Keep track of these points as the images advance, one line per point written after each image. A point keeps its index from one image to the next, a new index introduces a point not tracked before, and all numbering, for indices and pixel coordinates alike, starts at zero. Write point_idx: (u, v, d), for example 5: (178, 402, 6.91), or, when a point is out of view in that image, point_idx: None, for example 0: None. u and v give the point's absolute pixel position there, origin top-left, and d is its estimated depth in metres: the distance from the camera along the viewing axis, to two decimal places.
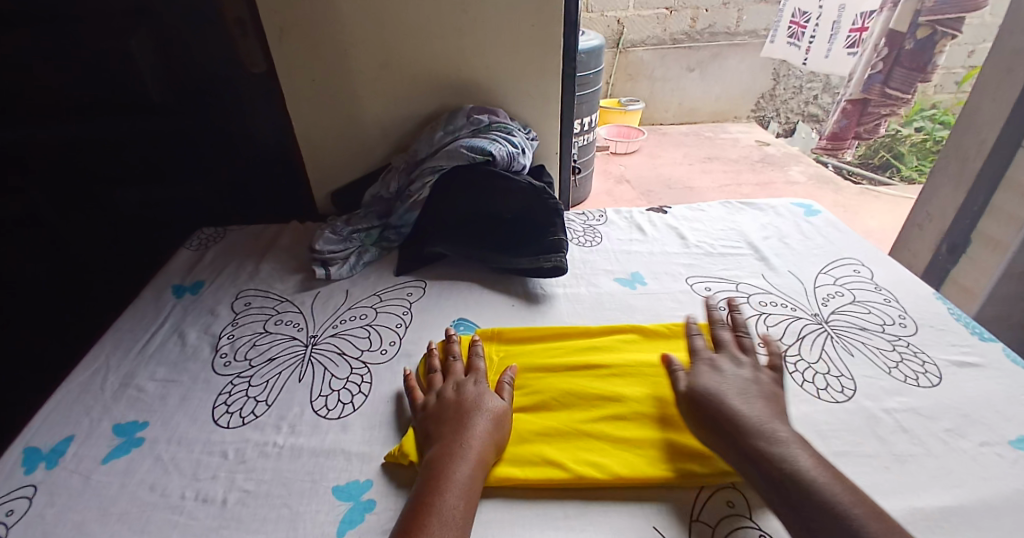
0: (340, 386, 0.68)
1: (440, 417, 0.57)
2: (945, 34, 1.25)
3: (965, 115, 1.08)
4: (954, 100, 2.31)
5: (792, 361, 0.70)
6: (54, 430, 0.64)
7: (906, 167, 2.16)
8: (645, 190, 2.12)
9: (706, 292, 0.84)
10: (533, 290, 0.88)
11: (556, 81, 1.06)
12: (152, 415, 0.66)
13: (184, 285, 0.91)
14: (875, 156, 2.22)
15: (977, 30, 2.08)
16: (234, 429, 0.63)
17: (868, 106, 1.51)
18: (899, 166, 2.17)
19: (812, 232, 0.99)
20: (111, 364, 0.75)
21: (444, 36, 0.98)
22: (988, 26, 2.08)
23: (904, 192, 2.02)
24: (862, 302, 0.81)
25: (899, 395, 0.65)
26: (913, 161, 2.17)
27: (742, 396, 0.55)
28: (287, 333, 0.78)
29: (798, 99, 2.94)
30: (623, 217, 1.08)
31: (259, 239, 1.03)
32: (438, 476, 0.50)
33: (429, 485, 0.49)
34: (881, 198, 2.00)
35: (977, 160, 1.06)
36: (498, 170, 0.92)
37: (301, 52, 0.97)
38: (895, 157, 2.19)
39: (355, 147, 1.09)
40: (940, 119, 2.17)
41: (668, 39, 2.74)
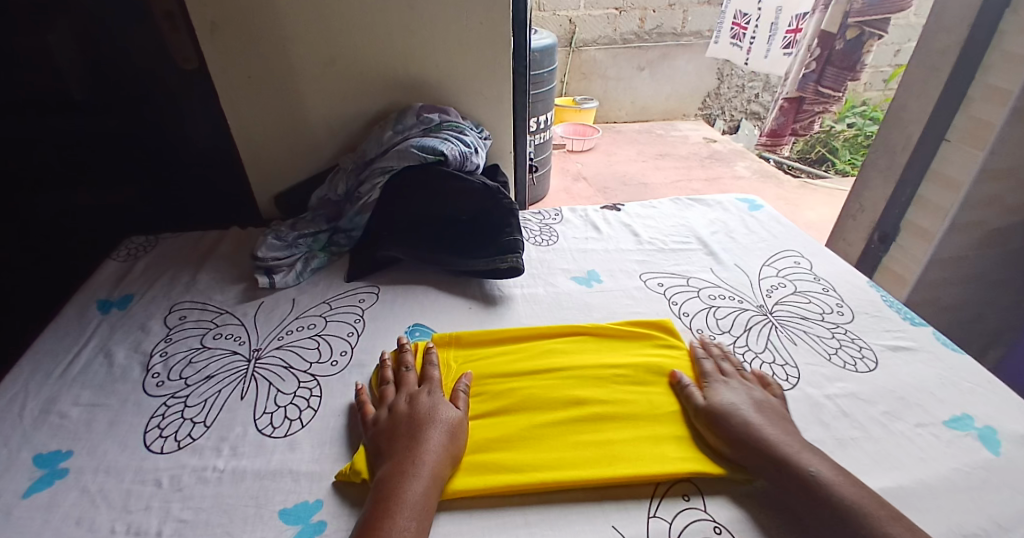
0: (288, 402, 0.65)
1: (393, 432, 0.55)
2: (872, 34, 1.39)
3: (892, 113, 1.16)
4: (881, 98, 2.49)
5: (740, 352, 0.72)
6: None
7: (841, 160, 2.30)
8: (601, 187, 2.15)
9: (660, 287, 0.86)
10: (490, 293, 0.86)
11: (507, 80, 1.04)
12: (75, 444, 0.60)
13: (111, 299, 0.83)
14: (812, 151, 2.34)
15: (903, 29, 2.28)
16: (170, 455, 0.59)
17: (804, 103, 1.59)
18: (834, 160, 2.30)
19: (757, 226, 1.03)
20: (26, 390, 0.67)
21: (390, 32, 0.95)
22: (912, 26, 2.28)
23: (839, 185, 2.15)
24: (802, 292, 0.85)
25: (840, 381, 0.68)
26: (846, 155, 2.29)
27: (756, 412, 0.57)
28: (228, 348, 0.73)
29: (741, 98, 3.07)
30: (578, 216, 1.09)
31: (196, 246, 0.97)
32: (391, 495, 0.48)
33: (381, 506, 0.47)
34: (819, 191, 2.12)
35: (903, 155, 1.14)
36: (450, 170, 0.90)
37: (237, 46, 0.91)
38: (830, 151, 2.32)
39: (300, 147, 1.04)
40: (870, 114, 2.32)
41: (618, 38, 2.79)
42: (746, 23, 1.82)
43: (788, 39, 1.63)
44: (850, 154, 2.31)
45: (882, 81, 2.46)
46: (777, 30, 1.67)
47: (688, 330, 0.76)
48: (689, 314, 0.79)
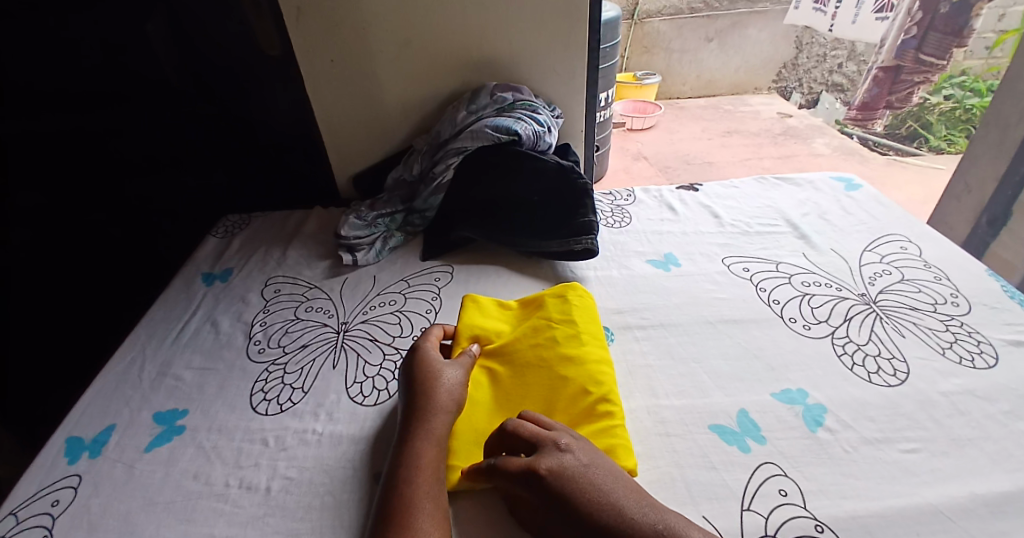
0: (375, 373, 0.68)
1: (408, 394, 0.56)
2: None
3: (1006, 82, 1.05)
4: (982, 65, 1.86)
5: (840, 343, 0.67)
6: (92, 420, 0.65)
7: (935, 136, 1.94)
8: (662, 166, 2.06)
9: (745, 272, 0.81)
10: (563, 274, 0.85)
11: (582, 55, 1.02)
12: (190, 404, 0.66)
13: (214, 272, 0.91)
14: (901, 126, 1.98)
15: None
16: (273, 416, 0.64)
17: (901, 73, 1.87)
18: (927, 137, 1.94)
19: (855, 207, 0.95)
20: (147, 352, 0.75)
21: (465, 11, 0.95)
22: None
23: (931, 164, 1.87)
24: (911, 281, 0.77)
25: (955, 377, 0.62)
26: (941, 131, 1.93)
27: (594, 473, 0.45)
28: (318, 320, 0.78)
29: (822, 69, 2.70)
30: (652, 197, 1.05)
31: (285, 225, 1.03)
32: (398, 482, 0.47)
33: (394, 491, 0.46)
34: (908, 170, 1.83)
35: (1020, 129, 1.03)
36: (525, 150, 0.90)
37: (321, 32, 0.95)
38: (922, 127, 1.94)
39: (375, 128, 1.07)
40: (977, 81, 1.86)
41: (684, 8, 2.65)
42: None
43: (881, 3, 1.66)
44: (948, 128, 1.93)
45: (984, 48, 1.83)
46: None
47: (780, 319, 0.72)
48: (780, 302, 0.75)
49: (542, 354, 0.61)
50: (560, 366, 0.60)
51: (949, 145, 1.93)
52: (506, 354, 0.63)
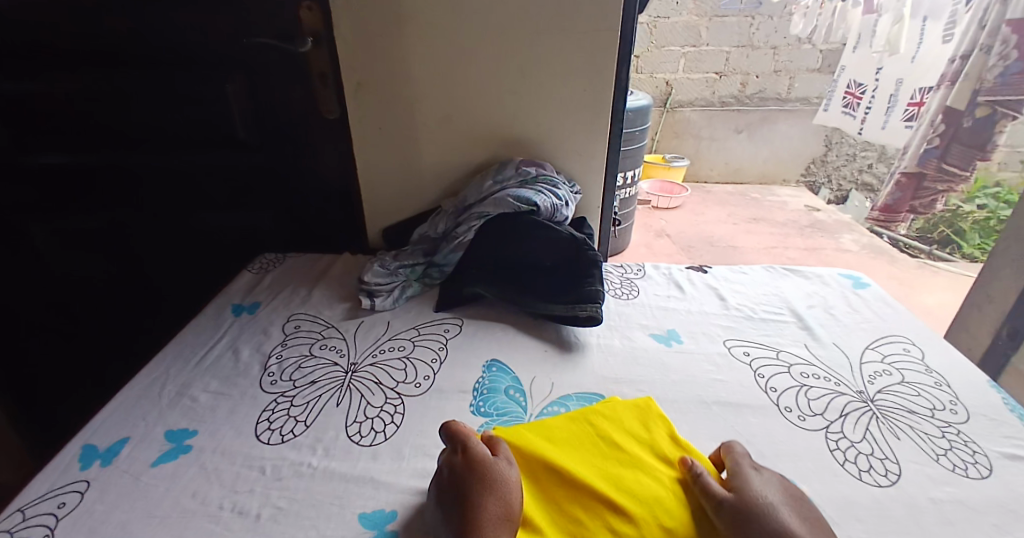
0: (375, 414, 0.71)
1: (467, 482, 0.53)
2: (1004, 115, 1.37)
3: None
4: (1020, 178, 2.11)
5: (834, 439, 0.67)
6: (109, 431, 0.69)
7: (968, 244, 2.13)
8: (685, 246, 2.12)
9: (745, 356, 0.83)
10: (567, 338, 0.88)
11: (604, 141, 1.11)
12: (201, 425, 0.70)
13: (243, 304, 0.98)
14: (934, 230, 2.20)
15: None
16: (275, 446, 0.67)
17: (925, 180, 1.63)
18: (960, 243, 2.14)
19: (860, 306, 0.97)
20: (171, 372, 0.80)
21: (500, 96, 1.07)
22: None
23: (964, 271, 1.97)
24: (910, 384, 0.77)
25: (947, 485, 0.61)
26: (975, 239, 2.13)
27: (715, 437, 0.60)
28: (329, 358, 0.83)
29: (852, 167, 2.86)
30: (662, 274, 1.09)
31: (314, 266, 1.11)
32: None
33: None
34: (938, 274, 1.94)
35: None
36: (541, 220, 0.97)
37: (374, 103, 1.08)
38: (956, 233, 2.16)
39: (408, 187, 1.18)
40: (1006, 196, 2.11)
41: (716, 101, 2.80)
42: (862, 93, 2.00)
43: (909, 112, 1.72)
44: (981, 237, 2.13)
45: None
46: (899, 101, 1.77)
47: (776, 408, 0.72)
48: (777, 390, 0.75)
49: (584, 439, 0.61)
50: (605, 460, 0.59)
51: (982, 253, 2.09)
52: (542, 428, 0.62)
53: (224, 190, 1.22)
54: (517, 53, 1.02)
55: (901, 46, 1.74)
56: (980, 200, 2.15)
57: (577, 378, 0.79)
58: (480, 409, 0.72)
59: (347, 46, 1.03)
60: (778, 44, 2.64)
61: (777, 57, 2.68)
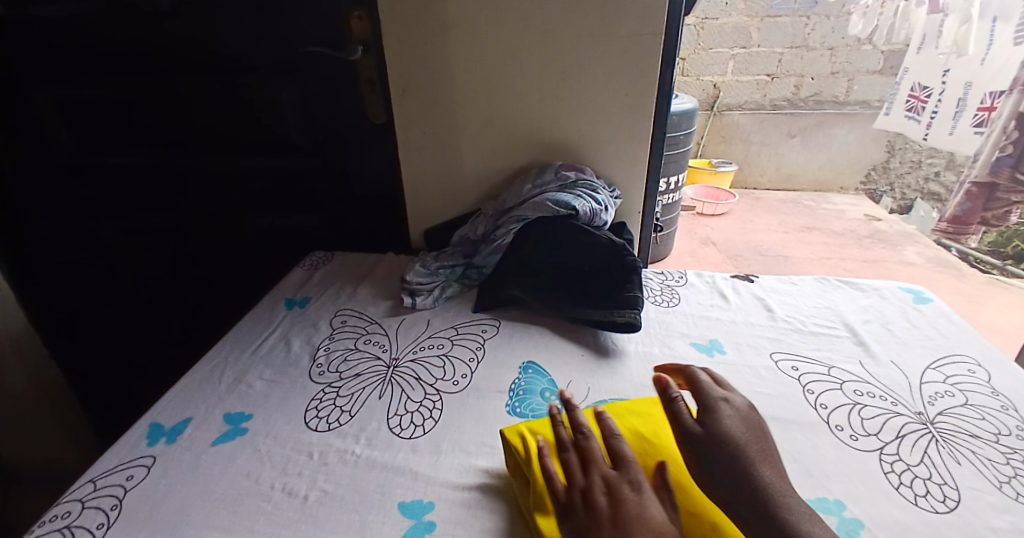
0: (414, 409, 0.74)
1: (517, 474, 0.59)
2: None
3: None
4: None
5: (887, 460, 0.64)
6: (174, 411, 0.75)
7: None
8: (731, 254, 2.05)
9: (793, 371, 0.80)
10: (604, 343, 0.88)
11: (645, 145, 1.10)
12: (255, 410, 0.75)
13: (295, 298, 1.04)
14: (1007, 245, 2.02)
15: None
16: (321, 433, 0.70)
17: (997, 191, 1.51)
18: None
19: (921, 322, 0.91)
20: (229, 359, 0.87)
21: (542, 101, 1.08)
22: None
23: None
24: (975, 407, 0.72)
25: (1012, 515, 0.57)
26: None
27: (751, 436, 0.56)
28: (373, 352, 0.86)
29: (915, 175, 2.66)
30: (705, 282, 1.07)
31: (362, 266, 1.16)
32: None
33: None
34: (1015, 292, 1.79)
35: None
36: (580, 224, 0.97)
37: (420, 108, 1.12)
38: None
39: (450, 191, 1.22)
40: None
41: (767, 104, 2.71)
42: (927, 97, 1.87)
43: (978, 117, 1.60)
44: None
45: None
46: (966, 106, 1.66)
47: (825, 426, 0.69)
48: (827, 407, 0.72)
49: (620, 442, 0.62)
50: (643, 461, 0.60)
51: None
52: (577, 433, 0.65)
53: (280, 191, 1.29)
54: (559, 59, 1.04)
55: (969, 46, 1.62)
56: None
57: (614, 384, 0.78)
58: (516, 410, 0.73)
59: (396, 53, 1.07)
60: (836, 45, 2.52)
61: (835, 59, 2.56)
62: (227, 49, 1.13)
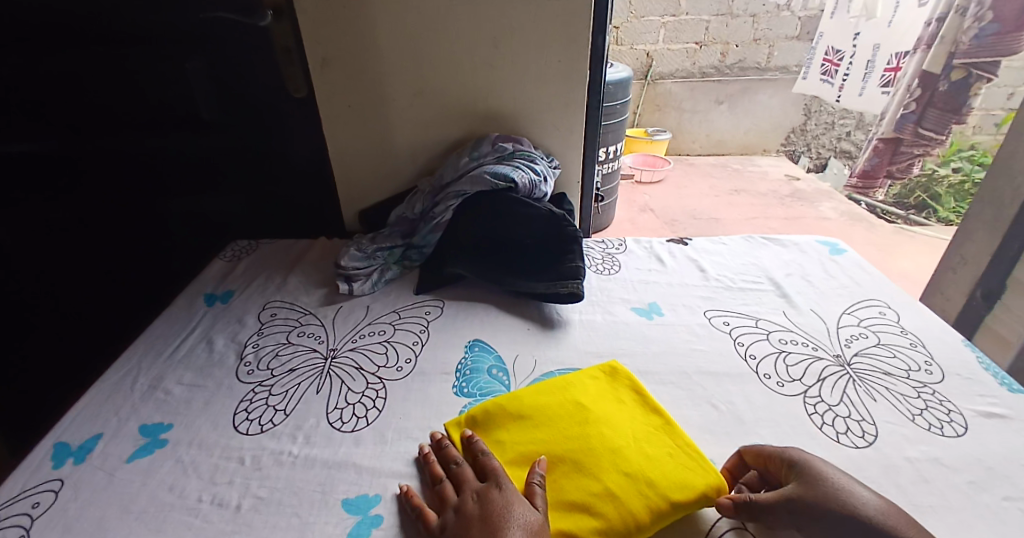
0: (356, 400, 0.70)
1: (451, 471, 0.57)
2: (980, 77, 1.39)
3: (1000, 161, 1.10)
4: (993, 141, 2.19)
5: (811, 403, 0.68)
6: (81, 427, 0.67)
7: (943, 207, 2.16)
8: (668, 220, 2.12)
9: (725, 326, 0.83)
10: (549, 316, 0.88)
11: (581, 113, 1.09)
12: (176, 418, 0.69)
13: (216, 293, 0.95)
14: (910, 196, 2.25)
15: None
16: (254, 436, 0.65)
17: (901, 145, 1.65)
18: (935, 208, 2.18)
19: (838, 272, 0.97)
20: (142, 365, 0.78)
21: (474, 69, 1.04)
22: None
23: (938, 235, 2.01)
24: (886, 346, 0.78)
25: (922, 444, 0.62)
26: (951, 203, 2.16)
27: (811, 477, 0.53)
28: (308, 345, 0.81)
29: (830, 135, 2.89)
30: (643, 247, 1.09)
31: (290, 253, 1.08)
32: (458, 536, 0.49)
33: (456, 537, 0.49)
34: (916, 239, 1.99)
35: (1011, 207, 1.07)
36: (519, 197, 0.95)
37: (342, 80, 1.04)
38: (931, 198, 2.20)
39: (383, 167, 1.15)
40: (980, 160, 2.16)
41: (697, 72, 2.77)
42: (839, 60, 1.98)
43: (886, 77, 1.72)
44: (955, 201, 2.16)
45: (995, 125, 2.16)
46: (875, 68, 1.77)
47: (754, 375, 0.73)
48: (756, 357, 0.76)
49: (567, 408, 0.65)
50: (587, 423, 0.62)
51: (956, 216, 2.12)
52: (524, 404, 0.66)
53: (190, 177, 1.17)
54: (489, 23, 0.99)
55: (878, 9, 1.71)
56: (954, 163, 2.20)
57: (560, 355, 0.78)
58: (464, 390, 0.72)
59: (311, 19, 0.98)
60: (758, 12, 2.61)
61: (756, 25, 2.65)
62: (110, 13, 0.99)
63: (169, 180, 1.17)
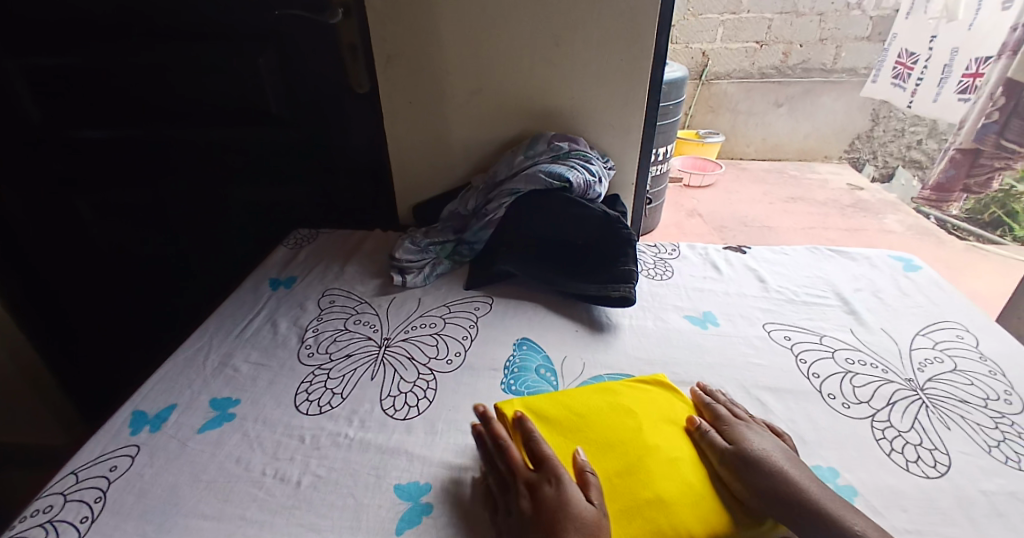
0: (408, 389, 0.72)
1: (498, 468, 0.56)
2: None
3: None
4: None
5: (879, 427, 0.64)
6: (158, 398, 0.73)
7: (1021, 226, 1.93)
8: (718, 225, 2.04)
9: (786, 340, 0.80)
10: (598, 318, 0.87)
11: (639, 113, 1.07)
12: (242, 395, 0.73)
13: (280, 278, 1.00)
14: (984, 211, 2.01)
15: None
16: (313, 416, 0.68)
17: (987, 155, 1.53)
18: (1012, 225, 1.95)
19: (911, 290, 0.91)
20: (213, 343, 0.83)
21: (534, 67, 1.04)
22: None
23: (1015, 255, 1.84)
24: (963, 373, 0.73)
25: (998, 477, 0.58)
26: None
27: (791, 463, 0.56)
28: (363, 333, 0.84)
29: (899, 142, 2.69)
30: (697, 253, 1.06)
31: (348, 242, 1.13)
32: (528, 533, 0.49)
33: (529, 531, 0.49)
34: (991, 258, 1.83)
35: None
36: (574, 197, 0.95)
37: (405, 76, 1.07)
38: (1008, 215, 1.96)
39: (438, 164, 1.17)
40: None
41: (755, 72, 2.66)
42: (913, 63, 1.84)
43: (965, 84, 1.58)
44: None
45: None
46: (952, 73, 1.63)
47: (817, 394, 0.69)
48: (820, 376, 0.73)
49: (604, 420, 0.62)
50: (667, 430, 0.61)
51: None
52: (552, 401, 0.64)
53: (256, 167, 1.23)
54: (551, 23, 0.99)
55: (959, 11, 1.60)
56: None
57: (610, 359, 0.78)
58: (511, 387, 0.72)
59: (378, 16, 1.00)
60: (826, 11, 2.47)
61: (824, 24, 2.51)
62: (195, 12, 1.05)
63: (238, 171, 1.24)
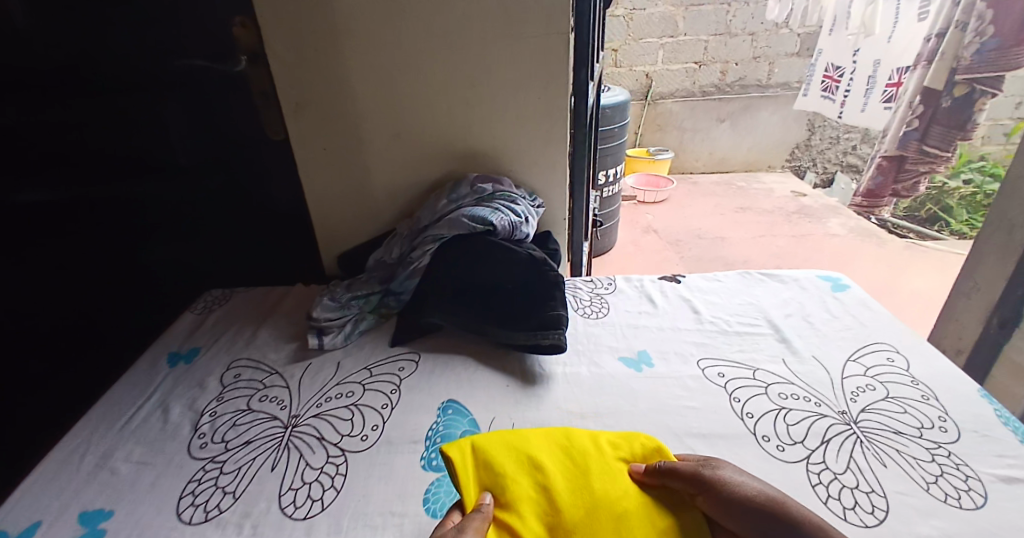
0: (313, 479, 0.64)
1: None
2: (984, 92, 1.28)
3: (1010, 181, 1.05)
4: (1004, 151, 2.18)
5: (815, 471, 0.61)
6: (21, 514, 0.62)
7: (956, 220, 2.15)
8: (672, 240, 2.06)
9: (720, 378, 0.77)
10: (530, 369, 0.82)
11: (563, 148, 1.04)
12: (117, 504, 0.63)
13: (180, 352, 0.90)
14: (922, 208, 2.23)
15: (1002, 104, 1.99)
16: (196, 526, 0.59)
17: (906, 163, 1.53)
18: (947, 220, 2.16)
19: (841, 311, 0.91)
20: (91, 441, 0.73)
21: (451, 108, 1.00)
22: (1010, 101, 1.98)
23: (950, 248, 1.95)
24: (896, 400, 0.71)
25: (935, 518, 0.55)
26: (963, 215, 2.14)
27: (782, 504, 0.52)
28: (269, 412, 0.75)
29: (836, 150, 2.83)
30: (634, 286, 1.03)
31: (266, 301, 1.04)
32: None
33: None
34: (929, 255, 1.91)
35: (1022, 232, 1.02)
36: (498, 240, 0.90)
37: (318, 125, 1.01)
38: (943, 210, 2.19)
39: (362, 211, 1.11)
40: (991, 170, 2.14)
41: (697, 90, 2.75)
42: (839, 76, 1.96)
43: (889, 93, 1.63)
44: (968, 213, 2.14)
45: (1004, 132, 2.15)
46: (877, 83, 1.70)
47: (752, 437, 0.66)
48: (754, 415, 0.69)
49: (548, 462, 0.57)
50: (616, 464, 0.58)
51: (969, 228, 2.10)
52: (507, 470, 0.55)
53: (173, 221, 1.16)
54: (465, 65, 0.96)
55: (876, 26, 1.71)
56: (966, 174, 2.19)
57: (540, 416, 0.72)
58: (431, 462, 0.65)
59: (282, 65, 0.94)
60: (757, 31, 2.58)
61: (756, 43, 2.62)
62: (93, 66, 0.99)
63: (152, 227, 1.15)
